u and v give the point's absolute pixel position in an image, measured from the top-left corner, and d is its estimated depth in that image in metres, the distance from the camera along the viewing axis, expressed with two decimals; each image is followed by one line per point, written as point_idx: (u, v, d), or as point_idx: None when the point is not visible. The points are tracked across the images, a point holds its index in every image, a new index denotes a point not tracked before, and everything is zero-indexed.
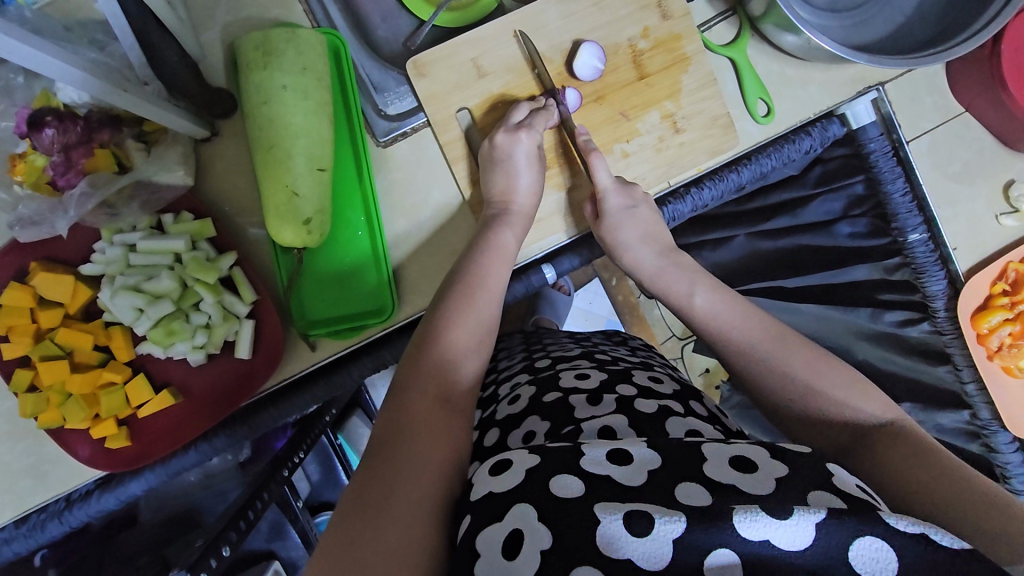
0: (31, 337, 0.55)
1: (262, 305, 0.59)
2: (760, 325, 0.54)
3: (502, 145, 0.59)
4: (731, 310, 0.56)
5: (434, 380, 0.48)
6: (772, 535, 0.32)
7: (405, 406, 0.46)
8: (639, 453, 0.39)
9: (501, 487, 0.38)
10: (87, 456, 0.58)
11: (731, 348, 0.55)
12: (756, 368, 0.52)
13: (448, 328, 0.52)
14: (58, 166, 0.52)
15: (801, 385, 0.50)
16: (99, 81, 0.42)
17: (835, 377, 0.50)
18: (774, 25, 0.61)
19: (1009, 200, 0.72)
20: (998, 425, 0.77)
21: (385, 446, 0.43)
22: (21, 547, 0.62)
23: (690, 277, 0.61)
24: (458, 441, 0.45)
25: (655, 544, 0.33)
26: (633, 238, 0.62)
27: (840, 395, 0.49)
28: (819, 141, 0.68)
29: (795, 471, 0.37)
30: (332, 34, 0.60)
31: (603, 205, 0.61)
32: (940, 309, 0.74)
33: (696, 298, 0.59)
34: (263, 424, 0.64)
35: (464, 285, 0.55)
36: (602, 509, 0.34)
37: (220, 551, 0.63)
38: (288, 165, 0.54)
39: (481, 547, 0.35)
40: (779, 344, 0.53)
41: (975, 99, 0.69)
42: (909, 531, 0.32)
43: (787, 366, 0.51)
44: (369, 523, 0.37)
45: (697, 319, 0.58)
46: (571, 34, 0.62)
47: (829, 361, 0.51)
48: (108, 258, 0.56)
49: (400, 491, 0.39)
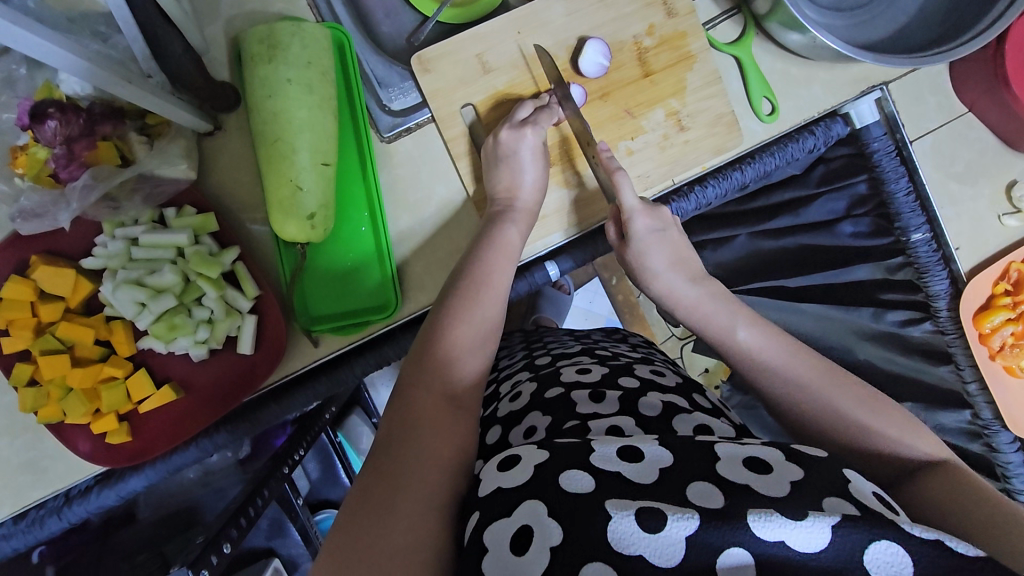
0: (31, 331, 0.55)
1: (264, 301, 0.58)
2: (811, 362, 0.50)
3: (506, 141, 0.59)
4: (778, 345, 0.52)
5: (438, 377, 0.48)
6: (787, 536, 0.32)
7: (409, 405, 0.45)
8: (651, 452, 0.39)
9: (508, 483, 0.38)
10: (88, 451, 0.58)
11: (775, 383, 0.51)
12: (806, 404, 0.49)
13: (452, 324, 0.51)
14: (60, 159, 0.52)
15: (853, 422, 0.47)
16: (104, 72, 0.42)
17: (887, 417, 0.47)
18: (779, 24, 0.61)
19: (1011, 200, 0.72)
20: (999, 424, 0.76)
21: (391, 443, 0.43)
22: (19, 543, 0.62)
23: (730, 312, 0.57)
24: (463, 437, 0.45)
25: (666, 541, 0.33)
26: (662, 265, 0.62)
27: (893, 434, 0.46)
28: (824, 140, 0.68)
29: (810, 474, 0.37)
30: (336, 28, 0.60)
31: (630, 227, 0.62)
32: (942, 308, 0.74)
33: (739, 333, 0.55)
34: (264, 421, 0.64)
35: (468, 282, 0.55)
36: (615, 505, 0.34)
37: (221, 548, 0.62)
38: (292, 159, 0.54)
39: (490, 542, 0.35)
40: (829, 380, 0.49)
41: (978, 99, 0.69)
42: (924, 538, 0.33)
43: (838, 404, 0.48)
44: (375, 523, 0.37)
45: (739, 356, 0.54)
46: (575, 31, 0.62)
47: (882, 403, 0.48)
48: (110, 252, 0.56)
49: (405, 489, 0.39)
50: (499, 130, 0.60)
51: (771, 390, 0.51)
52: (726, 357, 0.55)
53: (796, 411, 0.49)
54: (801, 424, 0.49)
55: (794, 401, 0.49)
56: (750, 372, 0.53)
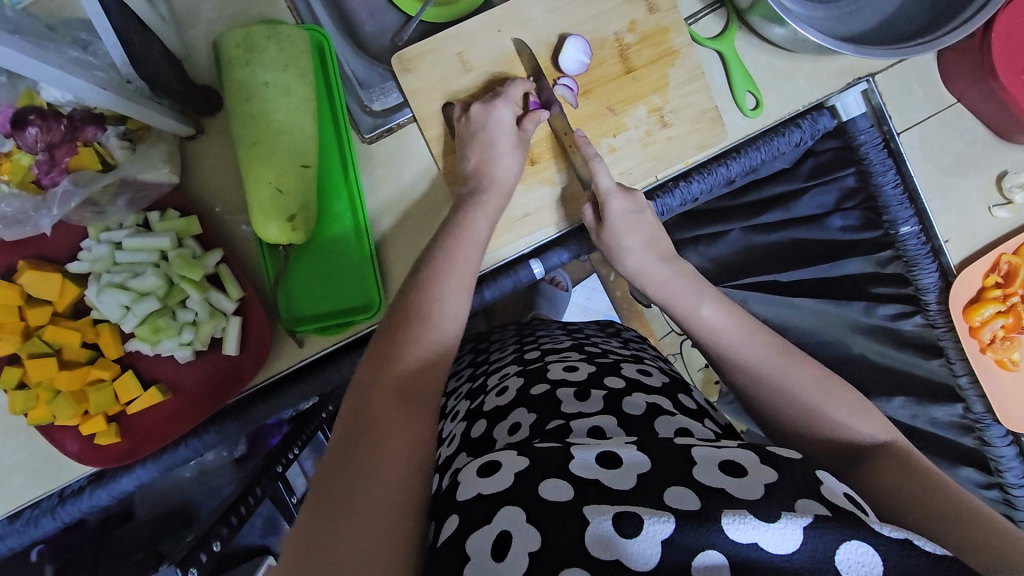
0: (19, 335, 0.55)
1: (248, 301, 0.59)
2: (768, 341, 0.52)
3: (476, 115, 0.59)
4: (739, 326, 0.54)
5: (391, 374, 0.47)
6: (760, 538, 0.33)
7: (364, 404, 0.44)
8: (630, 458, 0.38)
9: (488, 490, 0.37)
10: (76, 451, 0.58)
11: (741, 365, 0.52)
12: (767, 394, 0.50)
13: (406, 321, 0.50)
14: (42, 165, 0.53)
15: (804, 405, 0.48)
16: (80, 81, 0.42)
17: (839, 397, 0.48)
18: (761, 17, 0.61)
19: (1001, 191, 0.71)
20: (991, 418, 0.76)
21: (347, 442, 0.42)
22: (16, 541, 0.64)
23: (697, 291, 0.58)
24: (419, 434, 0.44)
25: (643, 544, 0.33)
26: (637, 244, 0.62)
27: (843, 418, 0.47)
28: (810, 134, 0.68)
29: (784, 476, 0.37)
30: (316, 30, 0.60)
31: (605, 210, 0.61)
32: (931, 301, 0.74)
33: (703, 310, 0.56)
34: (253, 421, 0.65)
35: (426, 275, 0.54)
36: (592, 510, 0.35)
37: (210, 546, 0.64)
38: (271, 161, 0.54)
39: (471, 551, 0.35)
40: (783, 358, 0.51)
41: (967, 90, 0.68)
42: (892, 536, 0.33)
43: (795, 388, 0.49)
44: (336, 525, 0.37)
45: (703, 331, 0.55)
46: (556, 29, 0.62)
47: (837, 383, 0.49)
48: (95, 256, 0.56)
49: (363, 489, 0.39)
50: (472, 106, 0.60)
51: (737, 375, 0.52)
52: (692, 334, 0.57)
53: (753, 393, 0.51)
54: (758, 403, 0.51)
55: (754, 385, 0.51)
56: (711, 350, 0.54)
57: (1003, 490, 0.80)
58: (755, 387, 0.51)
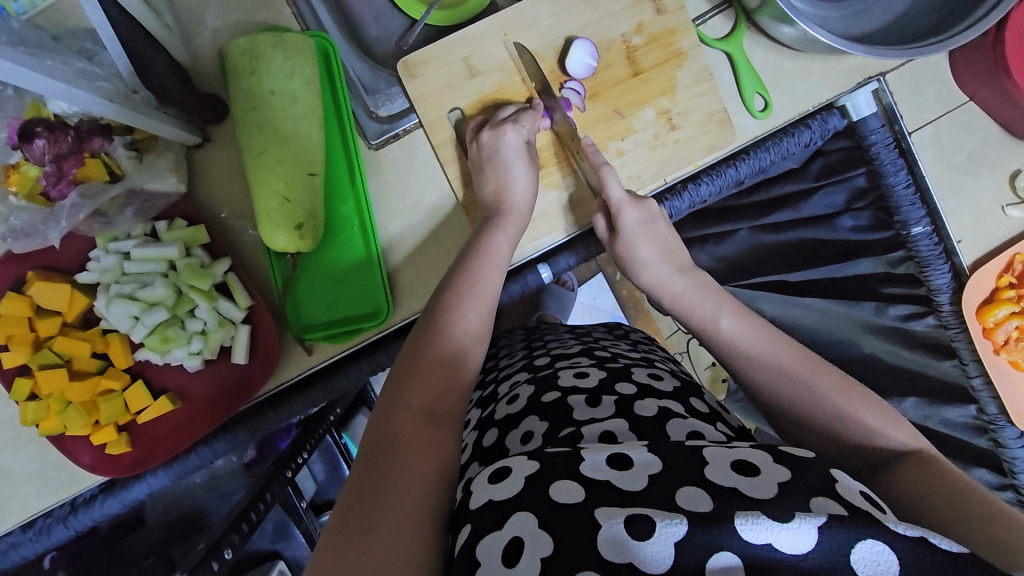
0: (28, 346, 0.56)
1: (256, 310, 0.59)
2: (792, 350, 0.52)
3: (488, 142, 0.59)
4: (758, 334, 0.54)
5: (417, 393, 0.47)
6: (774, 539, 0.32)
7: (391, 423, 0.45)
8: (640, 457, 0.38)
9: (498, 496, 0.37)
10: (88, 462, 0.59)
11: (763, 377, 0.51)
12: (789, 397, 0.50)
13: (431, 342, 0.51)
14: (49, 177, 0.52)
15: (833, 412, 0.48)
16: (85, 94, 0.42)
17: (862, 403, 0.48)
18: (771, 17, 0.60)
19: (1015, 191, 0.71)
20: (1005, 420, 0.75)
21: (372, 459, 0.42)
22: (28, 550, 0.64)
23: (714, 300, 0.58)
24: (445, 452, 0.45)
25: (656, 546, 0.32)
26: (652, 255, 0.62)
27: (870, 422, 0.47)
28: (820, 134, 0.68)
29: (798, 475, 0.36)
30: (321, 35, 0.60)
31: (619, 220, 0.61)
32: (944, 302, 0.74)
33: (722, 322, 0.56)
34: (263, 427, 0.65)
35: (451, 293, 0.54)
36: (605, 514, 0.34)
37: (222, 554, 0.65)
38: (278, 169, 0.54)
39: (482, 557, 0.34)
40: (806, 366, 0.50)
41: (979, 88, 0.67)
42: (908, 535, 0.32)
43: (818, 392, 0.49)
44: (360, 540, 0.37)
45: (720, 344, 0.55)
46: (563, 32, 0.62)
47: (860, 391, 0.49)
48: (104, 266, 0.56)
49: (389, 506, 0.39)
50: (481, 133, 0.60)
51: (752, 378, 0.52)
52: (710, 347, 0.56)
53: (774, 396, 0.50)
54: (781, 413, 0.50)
55: (774, 388, 0.50)
56: (729, 360, 0.54)
57: (1017, 491, 0.79)
58: (778, 387, 0.50)
